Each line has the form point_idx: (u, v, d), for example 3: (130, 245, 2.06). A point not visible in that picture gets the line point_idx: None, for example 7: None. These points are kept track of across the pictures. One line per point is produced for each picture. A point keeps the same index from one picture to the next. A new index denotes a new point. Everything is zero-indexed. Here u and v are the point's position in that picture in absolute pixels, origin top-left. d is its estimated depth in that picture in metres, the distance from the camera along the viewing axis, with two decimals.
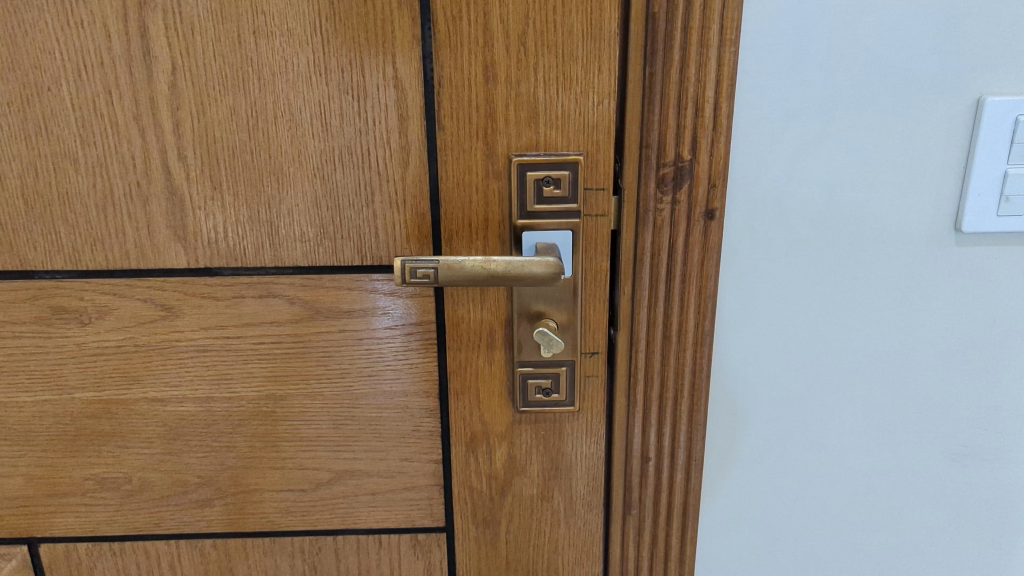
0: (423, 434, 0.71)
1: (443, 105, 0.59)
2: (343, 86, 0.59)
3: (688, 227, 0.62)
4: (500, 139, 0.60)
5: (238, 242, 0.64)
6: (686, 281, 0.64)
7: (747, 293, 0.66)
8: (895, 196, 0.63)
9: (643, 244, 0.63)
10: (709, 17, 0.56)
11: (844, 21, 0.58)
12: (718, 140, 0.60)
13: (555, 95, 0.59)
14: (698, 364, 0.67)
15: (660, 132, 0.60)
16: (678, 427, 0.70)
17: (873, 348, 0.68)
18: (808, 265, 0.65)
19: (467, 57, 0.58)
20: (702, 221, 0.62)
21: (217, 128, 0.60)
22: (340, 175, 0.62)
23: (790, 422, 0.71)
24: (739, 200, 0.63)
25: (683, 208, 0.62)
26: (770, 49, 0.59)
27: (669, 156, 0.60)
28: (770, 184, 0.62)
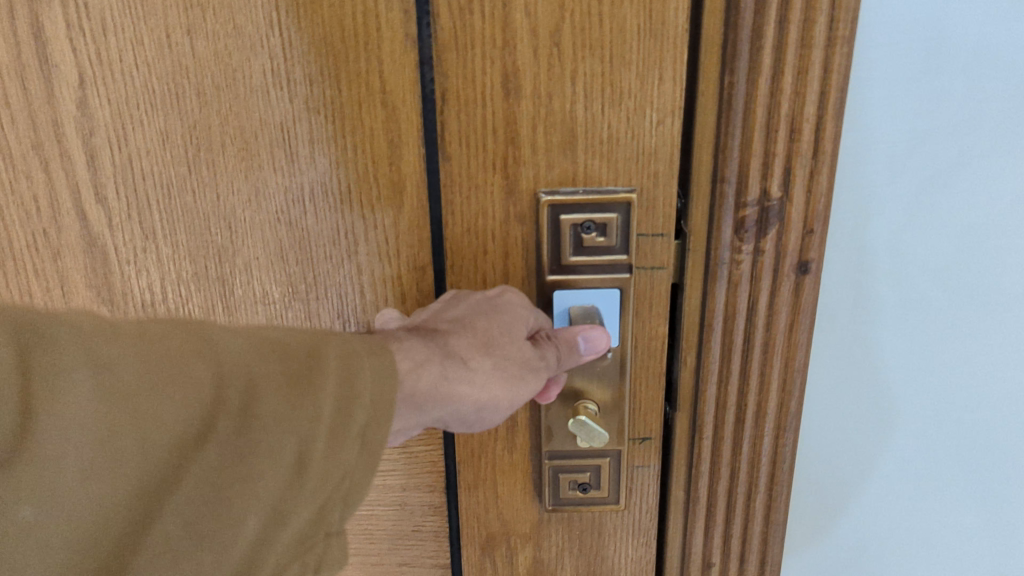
0: (426, 536, 0.57)
1: (449, 127, 0.44)
2: (313, 103, 0.43)
3: (773, 284, 0.47)
4: (526, 171, 0.45)
5: (181, 305, 0.48)
6: (769, 353, 0.49)
7: (843, 362, 0.51)
8: None
9: (716, 305, 0.48)
10: (816, 7, 0.40)
11: (999, 10, 0.42)
12: (820, 170, 0.44)
13: (600, 113, 0.44)
14: (780, 453, 0.52)
15: (741, 162, 0.44)
16: (750, 525, 0.55)
17: (1004, 432, 0.53)
18: (926, 330, 0.50)
19: (482, 63, 0.43)
20: (793, 276, 0.47)
21: (146, 159, 0.45)
22: (312, 219, 0.46)
23: (889, 515, 0.56)
24: (839, 249, 0.48)
25: (769, 259, 0.46)
26: (893, 48, 0.43)
27: (753, 193, 0.44)
28: (884, 226, 0.47)
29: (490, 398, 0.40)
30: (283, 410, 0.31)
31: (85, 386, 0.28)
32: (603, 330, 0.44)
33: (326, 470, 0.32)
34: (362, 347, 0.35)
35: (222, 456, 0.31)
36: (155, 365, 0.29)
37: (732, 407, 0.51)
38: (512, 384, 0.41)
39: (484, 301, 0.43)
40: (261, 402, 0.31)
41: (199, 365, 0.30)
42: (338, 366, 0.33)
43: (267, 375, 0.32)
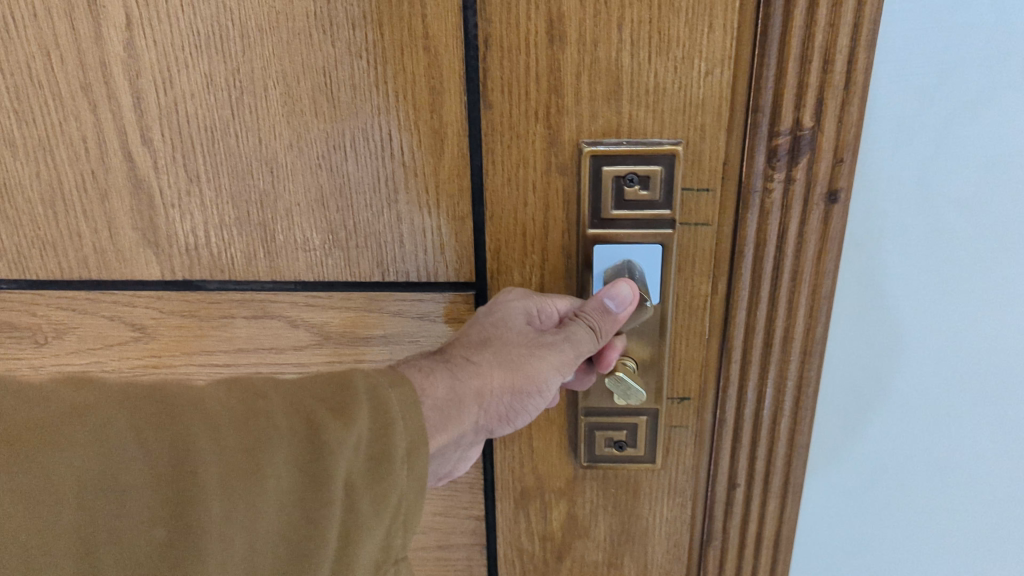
0: (461, 487, 0.57)
1: (492, 75, 0.43)
2: (355, 48, 0.43)
3: (803, 215, 0.45)
4: (569, 120, 0.44)
5: (224, 249, 0.49)
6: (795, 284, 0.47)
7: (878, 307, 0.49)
8: None
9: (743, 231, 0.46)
10: None
11: None
12: (853, 95, 0.42)
13: (647, 62, 0.43)
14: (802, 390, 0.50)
15: (771, 89, 0.42)
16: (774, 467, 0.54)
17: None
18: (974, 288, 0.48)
19: (525, 8, 0.42)
20: (822, 207, 0.45)
21: (190, 102, 0.45)
22: (352, 166, 0.46)
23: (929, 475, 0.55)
24: (875, 186, 0.46)
25: (799, 187, 0.44)
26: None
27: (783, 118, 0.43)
28: (933, 172, 0.45)
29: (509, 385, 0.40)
30: (338, 445, 0.32)
31: (157, 458, 0.28)
32: (628, 282, 0.44)
33: (380, 494, 0.33)
34: (384, 379, 0.35)
35: (296, 503, 0.31)
36: (222, 429, 0.30)
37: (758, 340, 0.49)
38: (528, 367, 0.41)
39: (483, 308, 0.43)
40: (317, 439, 0.31)
41: (259, 421, 0.31)
42: (369, 397, 0.34)
43: (312, 409, 0.32)
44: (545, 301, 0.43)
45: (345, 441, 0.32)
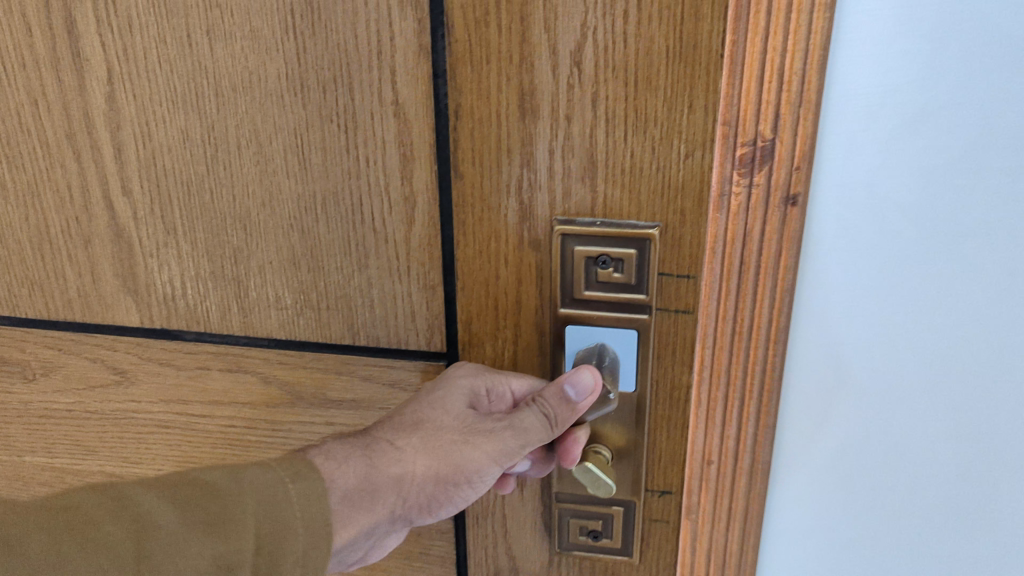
0: (432, 560, 0.55)
1: (462, 145, 0.42)
2: (326, 111, 0.42)
3: (763, 230, 0.40)
4: (541, 193, 0.42)
5: (199, 301, 0.49)
6: (753, 317, 0.42)
7: (860, 353, 0.44)
8: None
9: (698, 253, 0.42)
10: None
11: None
12: (813, 108, 0.37)
13: (623, 140, 0.40)
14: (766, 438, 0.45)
15: (731, 102, 0.38)
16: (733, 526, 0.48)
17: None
18: (983, 376, 0.43)
19: (496, 78, 0.40)
20: (781, 217, 0.40)
21: (168, 156, 0.45)
22: (323, 227, 0.45)
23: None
24: (850, 209, 0.41)
25: (755, 206, 0.40)
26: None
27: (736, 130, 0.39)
28: (913, 202, 0.40)
29: (433, 472, 0.39)
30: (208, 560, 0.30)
31: None
32: (590, 368, 0.41)
33: None
34: (272, 474, 0.33)
35: None
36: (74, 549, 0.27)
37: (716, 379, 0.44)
38: (456, 454, 0.40)
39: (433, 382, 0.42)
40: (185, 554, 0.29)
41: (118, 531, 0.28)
42: (251, 502, 0.32)
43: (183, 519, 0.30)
44: (495, 381, 0.42)
45: (193, 565, 0.30)
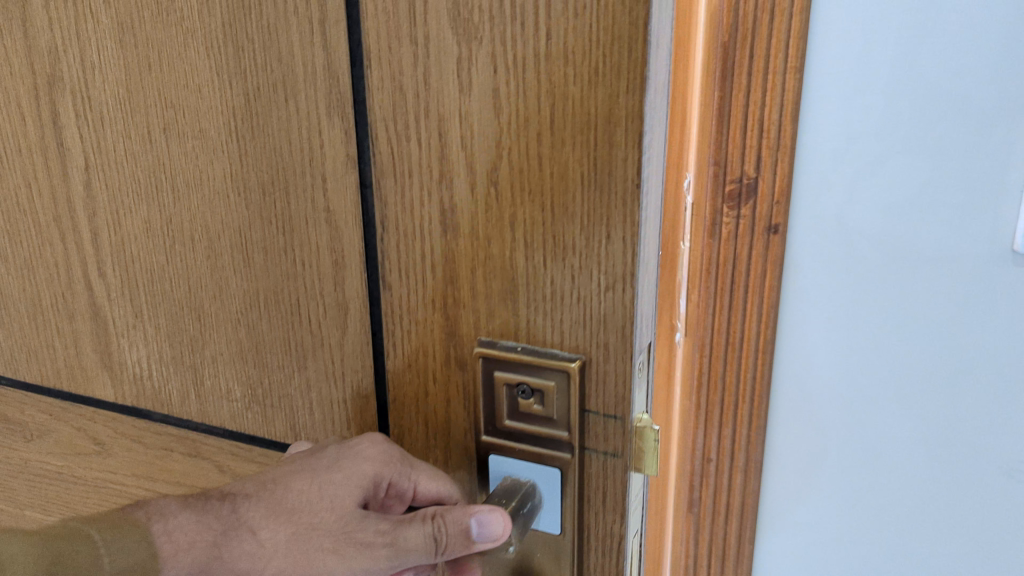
0: None
1: (388, 256, 0.40)
2: (265, 212, 0.42)
3: (752, 241, 0.64)
4: (465, 313, 0.40)
5: (163, 382, 0.50)
6: (746, 311, 0.67)
7: (822, 347, 0.69)
8: (972, 265, 0.63)
9: (699, 271, 0.66)
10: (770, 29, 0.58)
11: (938, 52, 0.58)
12: (785, 148, 0.61)
13: (542, 265, 0.38)
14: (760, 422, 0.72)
15: None
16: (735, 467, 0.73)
17: (990, 474, 0.69)
18: (907, 368, 0.68)
19: (418, 191, 0.39)
20: (765, 235, 0.64)
21: (135, 244, 0.47)
22: (267, 324, 0.45)
23: (886, 522, 0.73)
24: (815, 247, 0.65)
25: (739, 237, 0.64)
26: (871, 125, 0.61)
27: (726, 187, 0.63)
28: (857, 235, 0.64)
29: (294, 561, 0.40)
30: None
31: None
32: (502, 514, 0.37)
33: None
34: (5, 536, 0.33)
35: None
36: None
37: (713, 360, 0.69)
38: (319, 554, 0.39)
39: (338, 453, 0.41)
40: None
41: None
42: None
43: None
44: (402, 476, 0.41)
45: None
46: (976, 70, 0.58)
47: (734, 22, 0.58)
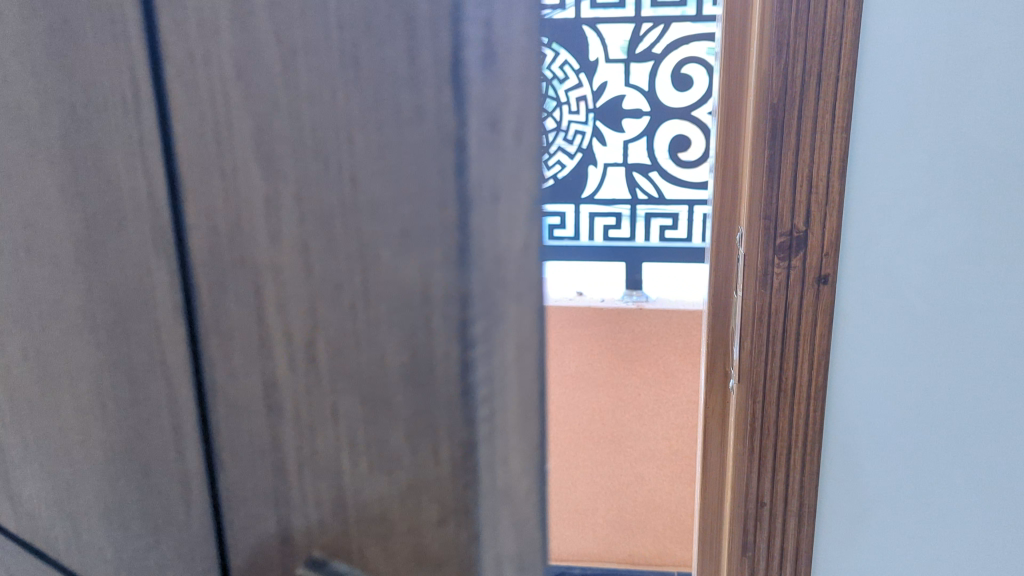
0: None
1: (220, 432, 0.32)
2: (112, 358, 0.36)
3: (805, 279, 1.15)
4: (296, 520, 0.31)
5: (46, 527, 0.44)
6: (806, 319, 1.16)
7: (848, 338, 1.18)
8: (938, 291, 1.14)
9: (771, 300, 1.17)
10: (817, 157, 1.10)
11: (904, 166, 1.10)
12: (822, 220, 1.12)
13: (373, 473, 0.28)
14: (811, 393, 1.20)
15: (784, 227, 1.14)
16: (797, 417, 1.22)
17: (949, 417, 1.18)
18: (896, 350, 1.17)
19: (241, 361, 0.30)
20: (816, 279, 1.15)
21: (12, 373, 0.41)
22: (125, 483, 0.38)
23: (884, 445, 1.22)
24: (845, 279, 1.16)
25: (795, 279, 1.16)
26: (875, 213, 1.12)
27: (784, 239, 1.15)
28: (864, 268, 1.15)
29: None
30: None
31: None
32: None
33: None
34: None
35: None
36: None
37: (782, 375, 1.20)
38: None
39: None
40: None
41: None
42: None
43: None
44: None
45: None
46: (941, 180, 1.10)
47: (798, 153, 1.11)
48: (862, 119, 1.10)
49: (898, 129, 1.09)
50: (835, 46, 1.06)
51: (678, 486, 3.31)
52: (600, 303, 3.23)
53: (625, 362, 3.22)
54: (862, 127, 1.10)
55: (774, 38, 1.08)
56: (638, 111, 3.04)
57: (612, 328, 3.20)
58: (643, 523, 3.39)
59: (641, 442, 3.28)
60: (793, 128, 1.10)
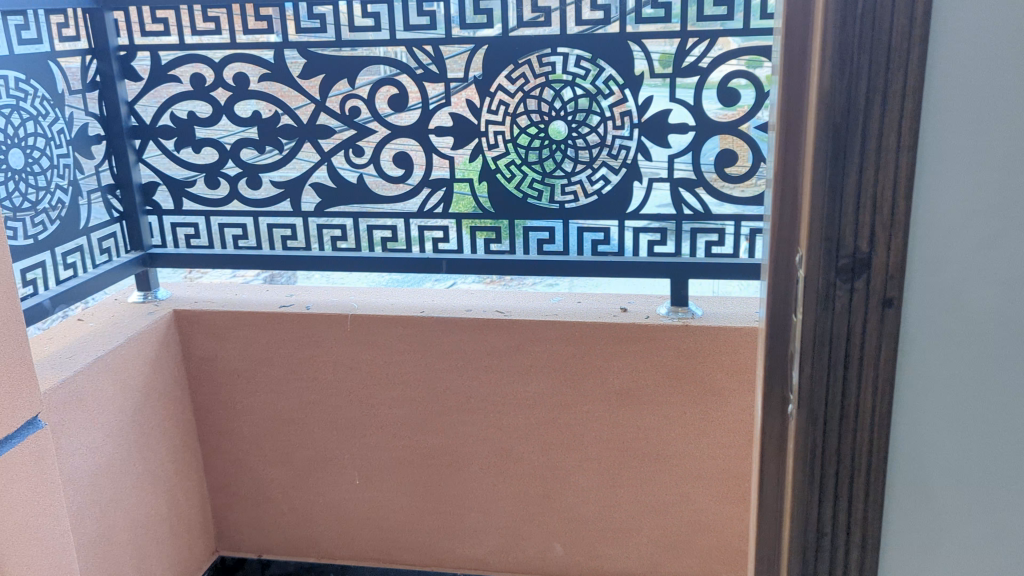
0: None
1: None
2: None
3: (872, 306, 1.12)
4: None
5: None
6: (872, 345, 1.13)
7: (917, 367, 1.14)
8: (1008, 314, 1.10)
9: (832, 325, 1.14)
10: (884, 177, 1.07)
11: (979, 184, 1.07)
12: (892, 246, 1.09)
13: None
14: (877, 421, 1.16)
15: (846, 249, 1.11)
16: (862, 445, 1.18)
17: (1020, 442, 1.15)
18: (969, 377, 1.13)
19: None
20: (883, 305, 1.11)
21: None
22: None
23: (954, 476, 1.18)
24: (914, 307, 1.12)
25: (859, 304, 1.12)
26: (947, 236, 1.09)
27: (845, 263, 1.11)
28: (933, 292, 1.11)
29: None
30: None
31: None
32: None
33: None
34: None
35: None
36: None
37: (844, 402, 1.17)
38: None
39: None
40: None
41: None
42: None
43: None
44: None
45: None
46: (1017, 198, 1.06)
47: (863, 172, 1.08)
48: (927, 136, 1.06)
49: (968, 148, 1.06)
50: (903, 61, 1.03)
51: (725, 506, 3.26)
52: (645, 319, 3.13)
53: (674, 378, 3.13)
54: (928, 145, 1.06)
55: (835, 54, 1.04)
56: (684, 126, 3.03)
57: (661, 343, 3.10)
58: (688, 542, 3.35)
59: (688, 461, 3.21)
60: (859, 147, 1.07)
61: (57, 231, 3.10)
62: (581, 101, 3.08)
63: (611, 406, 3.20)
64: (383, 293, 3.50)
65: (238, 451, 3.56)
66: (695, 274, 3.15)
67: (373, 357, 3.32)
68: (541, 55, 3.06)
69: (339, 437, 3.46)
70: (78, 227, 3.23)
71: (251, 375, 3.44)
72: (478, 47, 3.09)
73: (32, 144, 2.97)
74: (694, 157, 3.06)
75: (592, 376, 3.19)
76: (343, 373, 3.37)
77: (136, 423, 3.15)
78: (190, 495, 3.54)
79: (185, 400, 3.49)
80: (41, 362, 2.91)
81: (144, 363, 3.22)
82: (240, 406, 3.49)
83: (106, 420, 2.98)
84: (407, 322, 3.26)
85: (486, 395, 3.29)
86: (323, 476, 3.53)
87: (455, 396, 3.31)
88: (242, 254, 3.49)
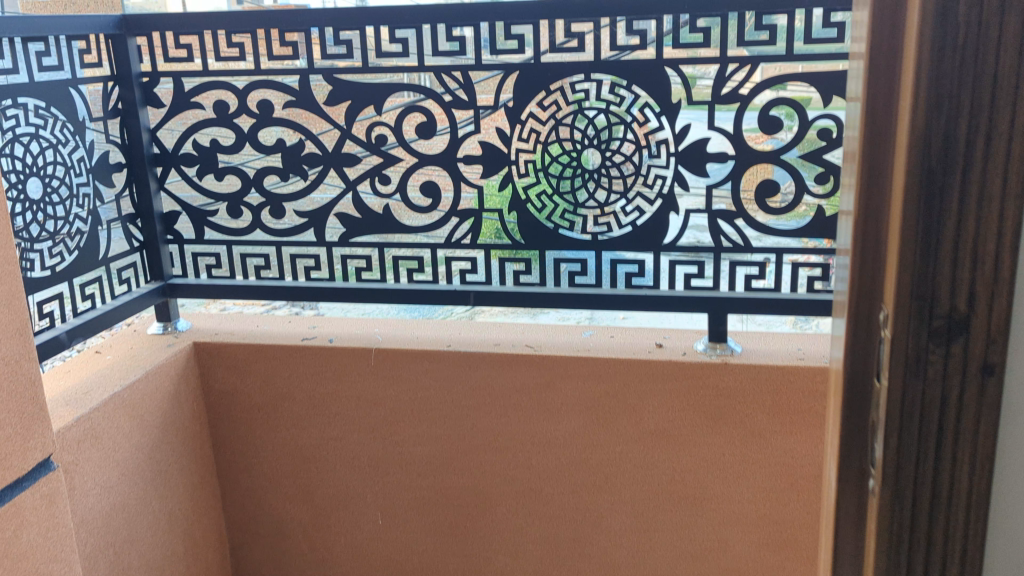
0: None
1: None
2: None
3: (969, 374, 0.98)
4: None
5: None
6: (970, 417, 0.99)
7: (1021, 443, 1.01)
8: None
9: (923, 395, 1.00)
10: (988, 230, 0.93)
11: None
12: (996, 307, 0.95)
13: None
14: (974, 502, 1.02)
15: (942, 310, 0.97)
16: (956, 529, 1.04)
17: None
18: None
19: None
20: (982, 373, 0.98)
21: None
22: None
23: None
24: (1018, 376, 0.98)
25: (955, 372, 0.98)
26: None
27: (939, 326, 0.98)
28: None
29: None
30: None
31: None
32: None
33: None
34: None
35: None
36: None
37: (935, 482, 1.03)
38: None
39: None
40: None
41: None
42: None
43: None
44: None
45: None
46: None
47: (965, 223, 0.94)
48: None
49: None
50: (1012, 99, 0.90)
51: (764, 553, 3.10)
52: (682, 356, 3.00)
53: (711, 419, 2.98)
54: None
55: (932, 92, 0.91)
56: (723, 154, 2.91)
57: (698, 382, 2.96)
58: None
59: (726, 505, 3.06)
60: (960, 197, 0.93)
61: (75, 262, 3.03)
62: (615, 129, 2.97)
63: (645, 446, 3.06)
64: (408, 325, 3.39)
65: (257, 488, 3.45)
66: (733, 309, 3.01)
67: (398, 393, 3.21)
68: (574, 81, 2.96)
69: (360, 475, 3.33)
70: (98, 257, 3.16)
71: (271, 410, 3.33)
72: (509, 74, 2.99)
73: (52, 174, 2.91)
74: (734, 187, 2.93)
75: (626, 415, 3.05)
76: (366, 410, 3.25)
77: (152, 460, 3.05)
78: (207, 534, 3.43)
79: (204, 435, 3.39)
80: (56, 398, 2.82)
81: (163, 398, 3.13)
82: (259, 441, 3.38)
83: (122, 459, 2.89)
84: (433, 357, 3.15)
85: (514, 434, 3.15)
86: (344, 515, 3.41)
87: (482, 435, 3.18)
88: (264, 285, 3.40)
